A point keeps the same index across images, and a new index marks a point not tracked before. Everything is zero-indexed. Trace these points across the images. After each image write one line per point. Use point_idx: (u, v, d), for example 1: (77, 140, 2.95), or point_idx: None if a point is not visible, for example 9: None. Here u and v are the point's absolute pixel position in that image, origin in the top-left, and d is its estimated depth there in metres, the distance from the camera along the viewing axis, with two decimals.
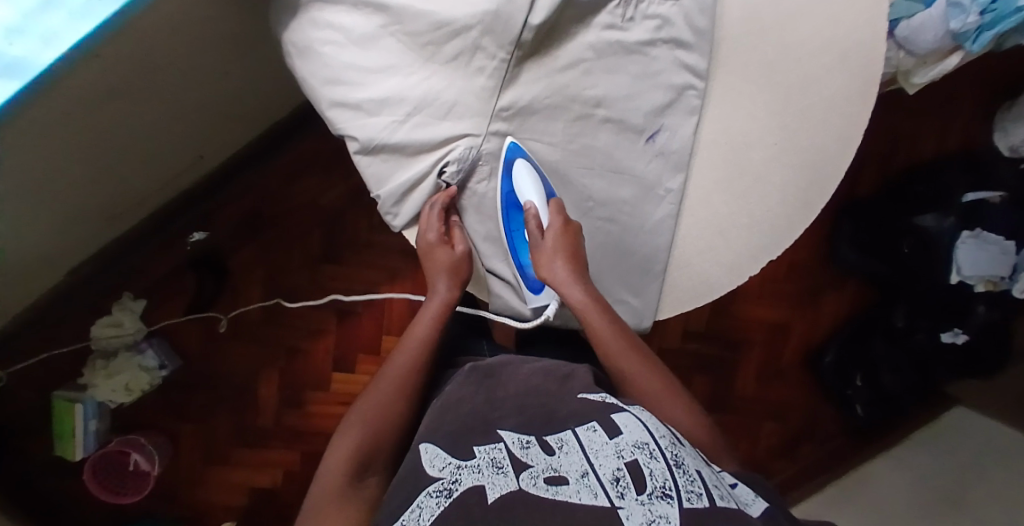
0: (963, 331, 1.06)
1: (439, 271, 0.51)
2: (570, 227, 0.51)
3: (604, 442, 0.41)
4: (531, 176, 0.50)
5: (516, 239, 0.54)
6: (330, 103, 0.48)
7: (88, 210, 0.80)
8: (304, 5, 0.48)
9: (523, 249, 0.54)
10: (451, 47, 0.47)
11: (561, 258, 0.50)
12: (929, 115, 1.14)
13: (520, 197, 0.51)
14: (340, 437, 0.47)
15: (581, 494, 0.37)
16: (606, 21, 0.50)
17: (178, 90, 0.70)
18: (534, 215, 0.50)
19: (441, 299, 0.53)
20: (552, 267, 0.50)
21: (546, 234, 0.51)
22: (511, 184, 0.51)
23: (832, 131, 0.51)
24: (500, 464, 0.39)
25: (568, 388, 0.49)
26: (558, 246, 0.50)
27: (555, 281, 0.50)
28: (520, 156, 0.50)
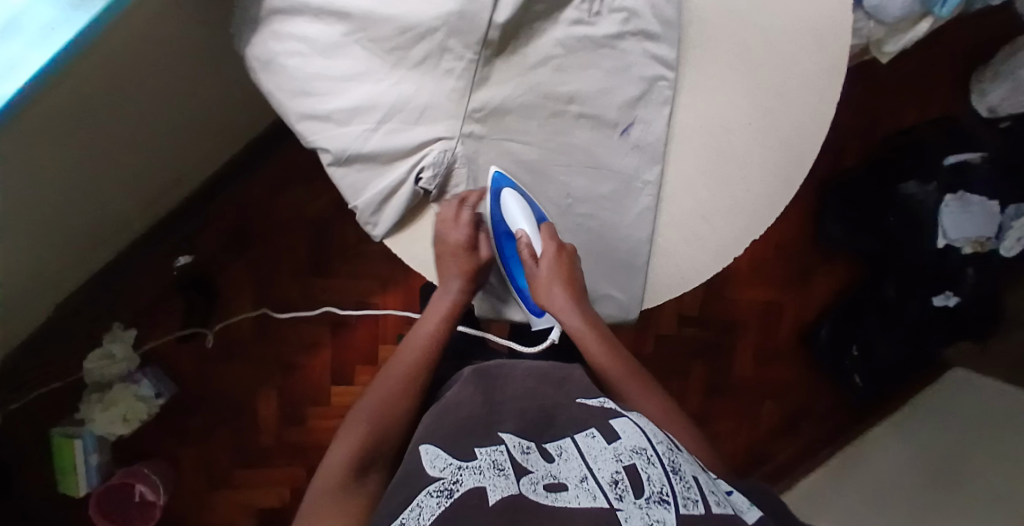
0: (956, 293, 1.05)
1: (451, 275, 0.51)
2: (564, 250, 0.51)
3: (602, 448, 0.42)
4: (517, 202, 0.51)
5: (513, 265, 0.57)
6: (300, 116, 0.47)
7: (67, 242, 0.79)
8: (264, 17, 0.47)
9: (517, 269, 0.57)
10: (418, 50, 0.46)
11: (557, 285, 0.51)
12: (904, 82, 1.14)
13: (511, 225, 0.52)
14: (343, 436, 0.46)
15: (579, 499, 0.37)
16: (573, 16, 0.49)
17: (148, 112, 0.69)
18: (526, 242, 0.52)
19: (450, 298, 0.52)
20: (549, 293, 0.51)
21: (541, 261, 0.51)
22: (500, 209, 0.52)
23: (807, 109, 0.51)
24: (501, 465, 0.39)
25: (567, 391, 0.49)
26: (552, 271, 0.51)
27: (553, 307, 0.52)
28: (506, 186, 0.50)
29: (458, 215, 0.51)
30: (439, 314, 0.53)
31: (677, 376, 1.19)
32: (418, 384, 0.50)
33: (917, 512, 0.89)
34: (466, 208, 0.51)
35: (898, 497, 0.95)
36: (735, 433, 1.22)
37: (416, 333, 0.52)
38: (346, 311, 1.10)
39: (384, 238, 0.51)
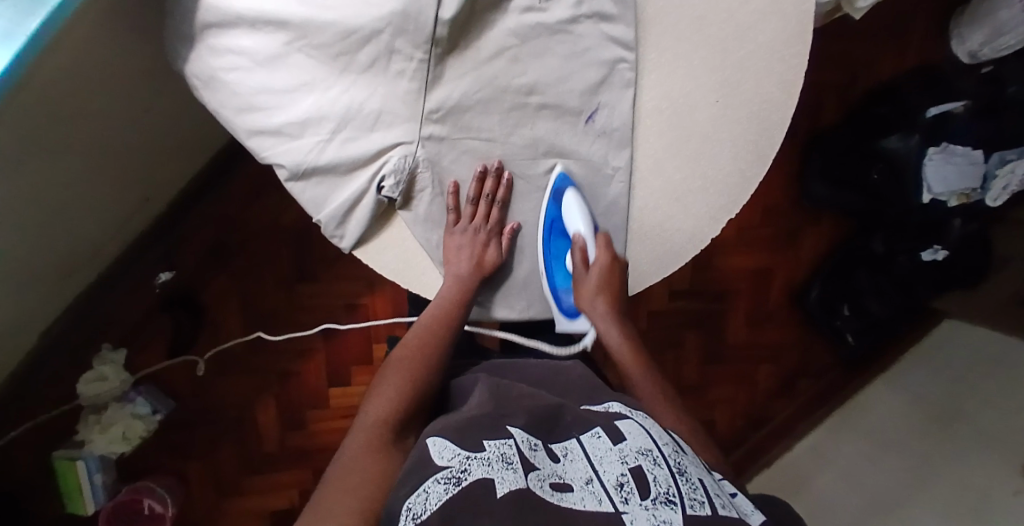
0: (943, 246, 1.06)
1: (461, 266, 0.50)
2: (617, 263, 0.51)
3: (608, 448, 0.41)
4: (579, 205, 0.50)
5: (554, 267, 0.53)
6: (249, 132, 0.46)
7: (42, 269, 0.77)
8: (198, 32, 0.46)
9: (557, 269, 0.53)
10: (365, 54, 0.45)
11: (601, 296, 0.52)
12: (880, 36, 1.12)
13: (568, 225, 0.51)
14: (377, 394, 0.47)
15: (585, 501, 0.36)
16: (524, 2, 0.47)
17: (106, 127, 0.67)
18: (581, 246, 0.51)
19: (460, 281, 0.50)
20: (591, 301, 0.52)
21: (591, 268, 0.51)
22: (557, 207, 0.51)
23: (773, 79, 0.50)
24: (509, 459, 0.37)
25: (574, 400, 0.49)
26: (600, 282, 0.51)
27: (593, 314, 0.53)
28: (569, 187, 0.50)
29: (479, 209, 0.49)
30: (451, 298, 0.51)
31: (672, 351, 1.19)
32: (428, 373, 0.48)
33: (918, 467, 0.90)
34: (486, 198, 0.49)
35: (895, 448, 0.96)
36: (735, 402, 1.22)
37: (425, 318, 0.51)
38: (335, 313, 1.09)
39: (354, 250, 0.51)
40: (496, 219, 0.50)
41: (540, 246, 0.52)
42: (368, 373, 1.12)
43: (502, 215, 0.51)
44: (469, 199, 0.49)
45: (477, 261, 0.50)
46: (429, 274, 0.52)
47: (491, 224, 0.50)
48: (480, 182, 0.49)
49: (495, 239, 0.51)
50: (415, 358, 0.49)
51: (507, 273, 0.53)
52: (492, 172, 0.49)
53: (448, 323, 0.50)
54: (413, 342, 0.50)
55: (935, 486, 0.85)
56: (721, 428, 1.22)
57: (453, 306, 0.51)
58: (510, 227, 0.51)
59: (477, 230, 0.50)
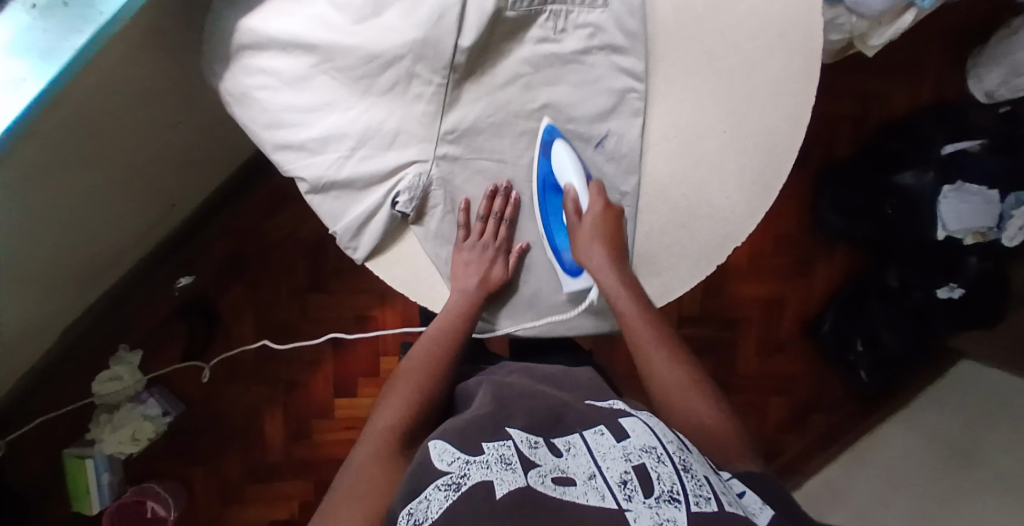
0: (958, 284, 1.05)
1: (469, 280, 0.51)
2: (611, 210, 0.51)
3: (611, 445, 0.42)
4: (570, 154, 0.50)
5: (552, 224, 0.53)
6: (275, 146, 0.48)
7: (68, 269, 0.80)
8: (232, 52, 0.49)
9: (556, 227, 0.54)
10: (386, 77, 0.47)
11: (599, 243, 0.50)
12: (896, 74, 1.13)
13: (560, 178, 0.51)
14: (387, 403, 0.48)
15: (588, 495, 0.36)
16: (538, 34, 0.50)
17: (138, 138, 0.70)
18: (573, 197, 0.51)
19: (468, 295, 0.51)
20: (589, 251, 0.51)
21: (585, 217, 0.51)
22: (547, 163, 0.51)
23: (780, 113, 0.51)
24: (509, 460, 0.38)
25: (578, 395, 0.51)
26: (596, 229, 0.50)
27: (592, 266, 0.51)
28: (558, 137, 0.50)
29: (489, 226, 0.51)
30: (458, 310, 0.52)
31: None
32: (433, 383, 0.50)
33: (922, 514, 0.88)
34: (496, 216, 0.51)
35: (901, 494, 0.95)
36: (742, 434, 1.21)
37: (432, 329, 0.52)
38: (347, 326, 1.10)
39: (367, 261, 0.52)
40: (504, 236, 0.52)
41: (537, 205, 0.52)
42: (376, 387, 1.14)
43: (509, 233, 0.53)
44: (479, 216, 0.51)
45: (485, 278, 0.51)
46: (438, 287, 0.54)
47: (500, 241, 0.51)
48: (490, 200, 0.51)
49: (503, 256, 0.52)
50: (420, 368, 0.50)
51: (514, 290, 0.54)
52: (502, 193, 0.51)
53: (453, 334, 0.52)
54: (423, 351, 0.52)
55: None
56: None
57: (459, 318, 0.52)
58: (519, 246, 0.53)
59: (485, 247, 0.51)
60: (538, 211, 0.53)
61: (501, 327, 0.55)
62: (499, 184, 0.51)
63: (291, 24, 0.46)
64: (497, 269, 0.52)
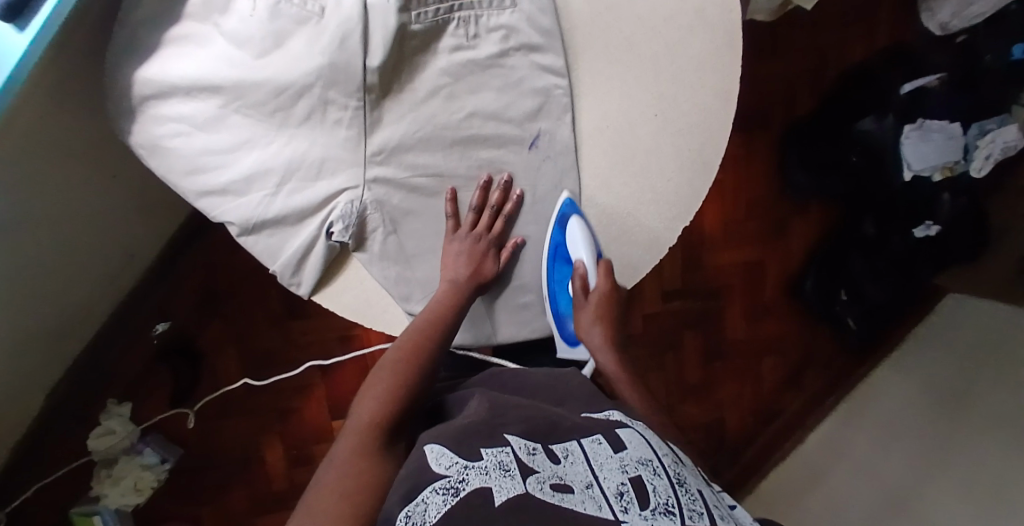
0: (935, 222, 1.04)
1: (461, 268, 0.49)
2: (615, 291, 0.52)
3: (608, 455, 0.41)
4: (584, 233, 0.50)
5: (556, 292, 0.53)
6: (198, 193, 0.47)
7: (36, 332, 0.78)
8: (137, 104, 0.47)
9: (561, 296, 0.54)
10: (300, 108, 0.46)
11: (598, 324, 0.53)
12: (842, 22, 1.13)
13: (572, 252, 0.51)
14: (366, 397, 0.47)
15: (585, 504, 0.36)
16: (452, 43, 0.49)
17: (80, 187, 0.68)
18: (582, 274, 0.52)
19: (451, 289, 0.50)
20: (590, 330, 0.53)
21: (591, 295, 0.53)
22: (562, 234, 0.51)
23: (709, 88, 0.51)
24: (507, 466, 0.37)
25: (572, 409, 0.49)
26: (597, 311, 0.52)
27: (591, 343, 0.54)
28: (573, 214, 0.51)
29: (483, 219, 0.50)
30: (444, 305, 0.50)
31: (671, 351, 1.18)
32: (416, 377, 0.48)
33: (924, 461, 0.87)
34: (490, 209, 0.50)
35: (905, 434, 0.95)
36: (742, 398, 1.21)
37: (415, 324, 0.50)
38: (332, 350, 1.09)
39: (313, 295, 0.51)
40: (499, 231, 0.51)
41: (544, 272, 0.53)
42: None
43: (506, 229, 0.51)
44: (474, 208, 0.50)
45: (476, 269, 0.50)
46: (391, 310, 0.53)
47: (492, 235, 0.50)
48: (485, 192, 0.50)
49: (494, 251, 0.51)
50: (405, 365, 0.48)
51: (508, 282, 0.53)
52: (499, 182, 0.50)
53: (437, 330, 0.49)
54: (405, 343, 0.49)
55: (943, 466, 0.84)
56: (731, 426, 1.21)
57: (446, 311, 0.49)
58: (513, 241, 0.52)
59: (477, 239, 0.50)
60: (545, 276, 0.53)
61: (500, 333, 0.54)
62: (500, 175, 0.51)
63: (192, 67, 0.45)
64: (489, 264, 0.51)
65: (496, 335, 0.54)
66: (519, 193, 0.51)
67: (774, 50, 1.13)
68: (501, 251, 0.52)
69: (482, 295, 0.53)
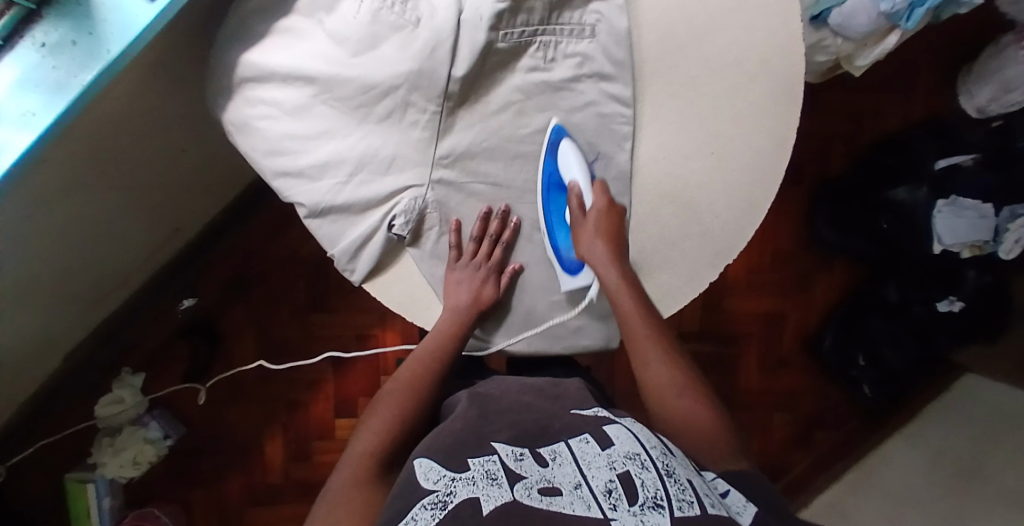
0: (958, 297, 1.04)
1: (459, 301, 0.52)
2: (614, 207, 0.52)
3: (596, 454, 0.42)
4: (575, 154, 0.52)
5: (554, 222, 0.54)
6: (276, 173, 0.51)
7: (72, 294, 0.81)
8: (236, 85, 0.51)
9: (560, 225, 0.54)
10: (382, 106, 0.49)
11: (600, 238, 0.51)
12: (886, 91, 1.16)
13: (565, 175, 0.53)
14: (369, 422, 0.49)
15: (574, 505, 0.37)
16: (529, 63, 0.52)
17: (143, 165, 0.71)
18: (577, 193, 0.52)
19: (452, 315, 0.52)
20: (591, 247, 0.52)
21: (589, 213, 0.52)
22: (553, 161, 0.53)
23: (765, 134, 0.53)
24: (495, 475, 0.39)
25: (561, 404, 0.50)
26: (598, 226, 0.52)
27: (594, 261, 0.52)
28: (565, 137, 0.52)
29: (482, 247, 0.53)
30: (444, 331, 0.53)
31: None
32: (414, 404, 0.50)
33: None
34: (489, 238, 0.53)
35: (907, 513, 0.94)
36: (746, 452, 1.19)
37: (416, 354, 0.53)
38: (348, 347, 1.11)
39: (364, 283, 0.54)
40: (497, 259, 0.53)
41: (540, 205, 0.53)
42: None
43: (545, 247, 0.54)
44: (473, 237, 0.53)
45: (476, 297, 0.52)
46: (433, 308, 0.55)
47: (492, 262, 0.53)
48: (484, 223, 0.53)
49: (495, 277, 0.53)
50: (405, 390, 0.51)
51: (507, 308, 0.56)
52: (496, 212, 0.53)
53: (435, 359, 0.52)
54: (407, 374, 0.52)
55: None
56: None
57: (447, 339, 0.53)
58: (512, 267, 0.54)
59: (478, 267, 0.52)
60: (541, 205, 0.53)
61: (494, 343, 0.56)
62: (496, 207, 0.53)
63: (292, 58, 0.48)
64: (487, 289, 0.53)
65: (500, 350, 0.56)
66: (514, 220, 0.53)
67: (816, 110, 1.16)
68: (499, 278, 0.54)
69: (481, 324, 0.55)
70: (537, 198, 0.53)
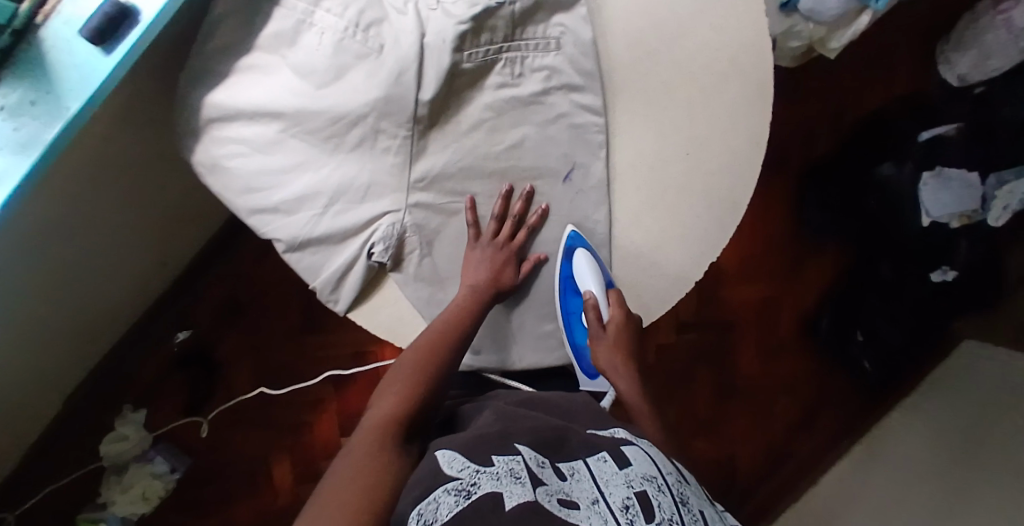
0: (952, 267, 1.03)
1: (478, 275, 0.52)
2: (630, 320, 0.54)
3: (613, 472, 0.41)
4: (590, 264, 0.53)
5: (571, 322, 0.56)
6: (250, 211, 0.50)
7: (62, 335, 0.80)
8: (203, 125, 0.51)
9: (577, 325, 0.57)
10: (353, 135, 0.50)
11: (617, 357, 0.55)
12: (863, 69, 1.16)
13: (580, 284, 0.54)
14: (383, 396, 0.48)
15: (591, 520, 0.36)
16: (497, 80, 0.53)
17: (123, 201, 0.71)
18: (593, 304, 0.53)
19: (470, 290, 0.52)
20: (608, 361, 0.55)
21: (607, 328, 0.54)
22: (569, 266, 0.54)
23: (740, 132, 0.53)
24: (518, 474, 0.37)
25: (578, 423, 0.49)
26: (615, 342, 0.54)
27: (610, 373, 0.55)
28: (580, 245, 0.53)
29: (504, 228, 0.53)
30: (455, 308, 0.51)
31: (683, 384, 1.17)
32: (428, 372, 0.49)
33: (939, 507, 0.86)
34: (512, 218, 0.53)
35: (921, 486, 0.93)
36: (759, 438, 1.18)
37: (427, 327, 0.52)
38: (347, 365, 1.10)
39: (349, 313, 0.53)
40: (520, 242, 0.53)
41: (557, 305, 0.55)
42: None
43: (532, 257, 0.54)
44: (495, 216, 0.53)
45: (496, 276, 0.52)
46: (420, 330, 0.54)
47: (513, 245, 0.53)
48: (506, 202, 0.53)
49: (515, 263, 0.53)
50: (417, 357, 0.49)
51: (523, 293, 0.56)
52: (521, 190, 0.53)
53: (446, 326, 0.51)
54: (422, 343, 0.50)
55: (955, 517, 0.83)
56: (739, 463, 1.17)
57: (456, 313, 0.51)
58: (536, 257, 0.54)
59: (499, 247, 0.52)
60: (559, 309, 0.56)
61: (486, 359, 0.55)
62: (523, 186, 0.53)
63: (259, 94, 0.49)
64: (507, 267, 0.53)
65: (496, 363, 0.55)
66: (544, 206, 0.54)
67: (795, 93, 1.16)
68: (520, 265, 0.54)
69: (495, 305, 0.55)
70: (555, 300, 0.55)
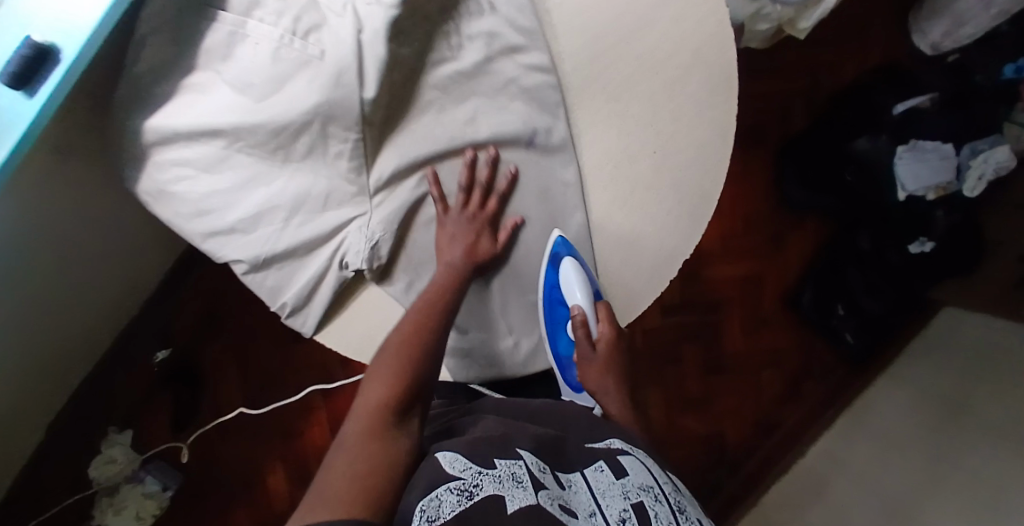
0: (930, 239, 1.02)
1: (457, 246, 0.51)
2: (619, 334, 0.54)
3: (610, 482, 0.42)
4: (578, 275, 0.52)
5: (556, 335, 0.55)
6: (205, 235, 0.51)
7: (36, 360, 0.77)
8: (144, 153, 0.51)
9: (562, 338, 0.55)
10: (300, 144, 0.50)
11: (606, 376, 0.54)
12: (832, 45, 1.16)
13: (567, 296, 0.53)
14: (372, 380, 0.46)
15: None
16: (437, 56, 0.53)
17: (85, 216, 0.70)
18: (581, 318, 0.52)
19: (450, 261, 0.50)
20: (597, 380, 0.54)
21: (598, 345, 0.54)
22: (556, 274, 0.53)
23: (707, 125, 0.53)
24: (521, 478, 0.37)
25: (575, 434, 0.48)
26: (603, 360, 0.54)
27: (598, 392, 0.54)
28: (567, 254, 0.52)
29: (475, 196, 0.52)
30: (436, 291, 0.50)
31: (671, 366, 1.17)
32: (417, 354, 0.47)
33: (930, 472, 0.87)
34: (480, 185, 0.52)
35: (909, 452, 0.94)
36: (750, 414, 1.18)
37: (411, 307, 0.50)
38: (334, 370, 1.09)
39: (324, 329, 0.54)
40: (492, 208, 0.52)
41: (541, 315, 0.54)
42: None
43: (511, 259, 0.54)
44: (463, 186, 0.52)
45: (472, 247, 0.51)
46: None
47: (485, 212, 0.52)
48: (472, 169, 0.52)
49: (490, 230, 0.52)
50: (404, 337, 0.47)
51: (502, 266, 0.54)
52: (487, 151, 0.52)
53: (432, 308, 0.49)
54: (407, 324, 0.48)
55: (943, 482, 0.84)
56: (729, 439, 1.16)
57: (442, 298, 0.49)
58: (511, 221, 0.53)
59: (472, 218, 0.52)
60: (545, 320, 0.54)
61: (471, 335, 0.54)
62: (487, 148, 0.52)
63: (195, 114, 0.49)
64: (485, 230, 0.52)
65: (484, 347, 0.54)
66: (512, 167, 0.53)
67: (766, 73, 1.16)
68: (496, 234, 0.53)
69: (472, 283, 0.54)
70: (540, 311, 0.54)
